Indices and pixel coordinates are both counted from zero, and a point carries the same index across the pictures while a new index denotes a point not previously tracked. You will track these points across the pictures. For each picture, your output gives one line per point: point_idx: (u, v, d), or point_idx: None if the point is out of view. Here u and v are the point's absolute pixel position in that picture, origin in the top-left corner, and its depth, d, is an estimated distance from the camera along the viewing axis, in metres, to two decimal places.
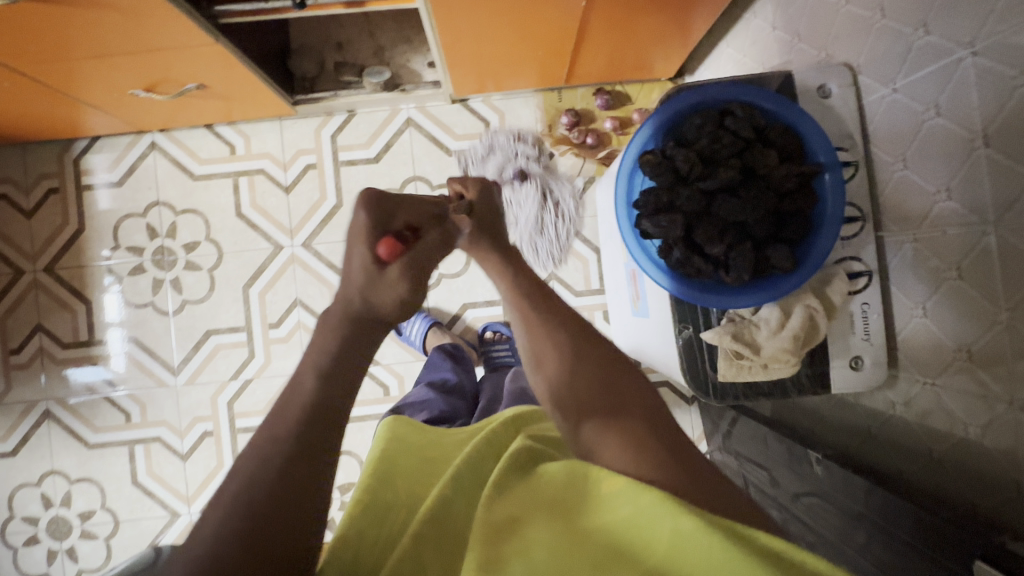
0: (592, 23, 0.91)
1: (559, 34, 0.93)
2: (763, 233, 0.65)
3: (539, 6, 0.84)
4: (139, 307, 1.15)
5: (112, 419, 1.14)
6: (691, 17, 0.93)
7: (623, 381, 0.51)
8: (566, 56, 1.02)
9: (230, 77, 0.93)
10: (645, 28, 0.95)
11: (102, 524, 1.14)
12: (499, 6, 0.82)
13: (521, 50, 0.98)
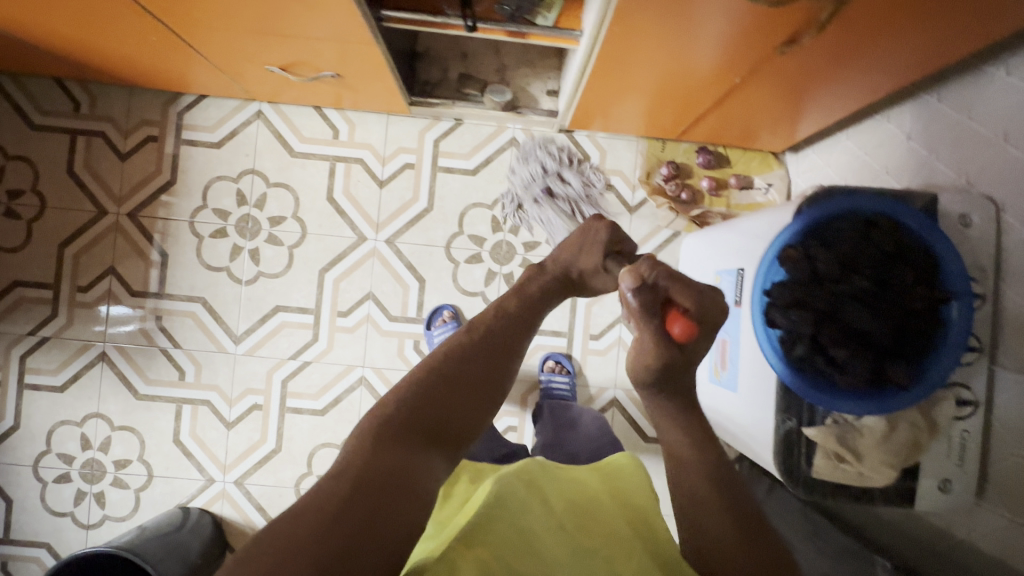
0: (734, 97, 0.92)
1: (695, 96, 0.94)
2: (887, 346, 0.66)
3: (693, 76, 0.85)
4: (212, 270, 1.15)
5: (165, 374, 1.15)
6: (824, 112, 0.95)
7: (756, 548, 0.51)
8: (691, 115, 1.04)
9: (369, 73, 0.94)
10: (778, 110, 0.96)
11: (135, 476, 1.15)
12: (656, 68, 0.84)
13: (651, 103, 1.00)
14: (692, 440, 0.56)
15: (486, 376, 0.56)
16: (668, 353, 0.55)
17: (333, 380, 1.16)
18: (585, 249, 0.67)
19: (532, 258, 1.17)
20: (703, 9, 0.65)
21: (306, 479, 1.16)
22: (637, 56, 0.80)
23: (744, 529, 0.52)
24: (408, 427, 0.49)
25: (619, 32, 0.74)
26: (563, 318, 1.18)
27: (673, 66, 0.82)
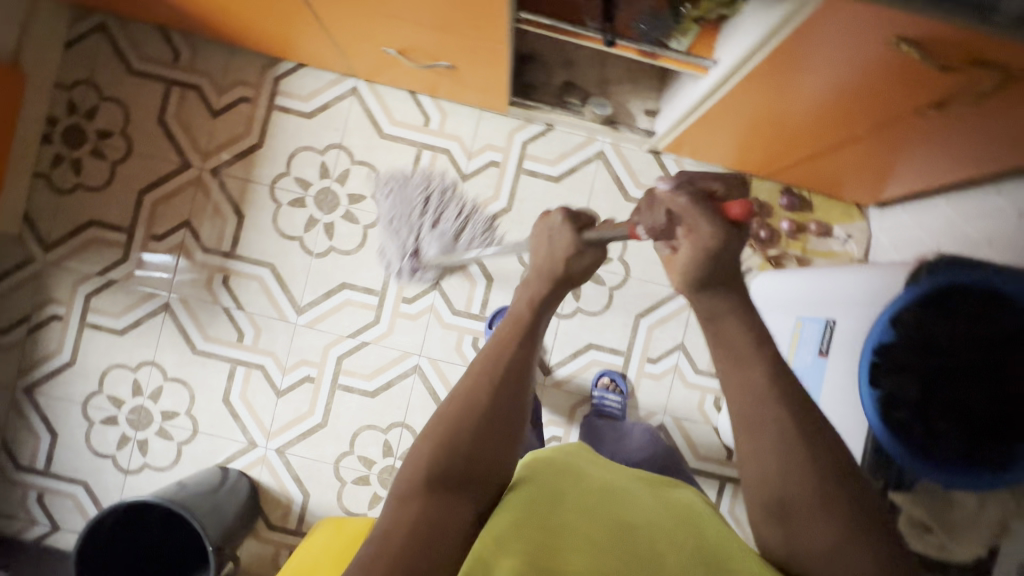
0: (836, 152, 0.95)
1: (793, 145, 0.97)
2: (989, 426, 0.63)
3: (797, 128, 0.89)
4: (285, 239, 1.16)
5: (224, 334, 1.16)
6: (933, 175, 0.92)
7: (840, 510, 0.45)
8: (791, 164, 1.07)
9: (484, 70, 0.94)
10: (878, 169, 0.97)
11: (180, 428, 1.16)
12: (758, 118, 0.88)
13: (750, 145, 1.02)
14: (784, 396, 0.48)
15: (502, 407, 0.53)
16: (727, 237, 0.46)
17: (388, 365, 1.16)
18: (554, 236, 0.62)
19: (602, 272, 1.18)
20: (806, 70, 0.70)
21: (346, 458, 1.17)
22: (769, 95, 0.79)
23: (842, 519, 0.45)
24: (430, 480, 0.49)
25: (763, 69, 0.73)
26: (623, 337, 1.18)
27: (800, 110, 0.81)
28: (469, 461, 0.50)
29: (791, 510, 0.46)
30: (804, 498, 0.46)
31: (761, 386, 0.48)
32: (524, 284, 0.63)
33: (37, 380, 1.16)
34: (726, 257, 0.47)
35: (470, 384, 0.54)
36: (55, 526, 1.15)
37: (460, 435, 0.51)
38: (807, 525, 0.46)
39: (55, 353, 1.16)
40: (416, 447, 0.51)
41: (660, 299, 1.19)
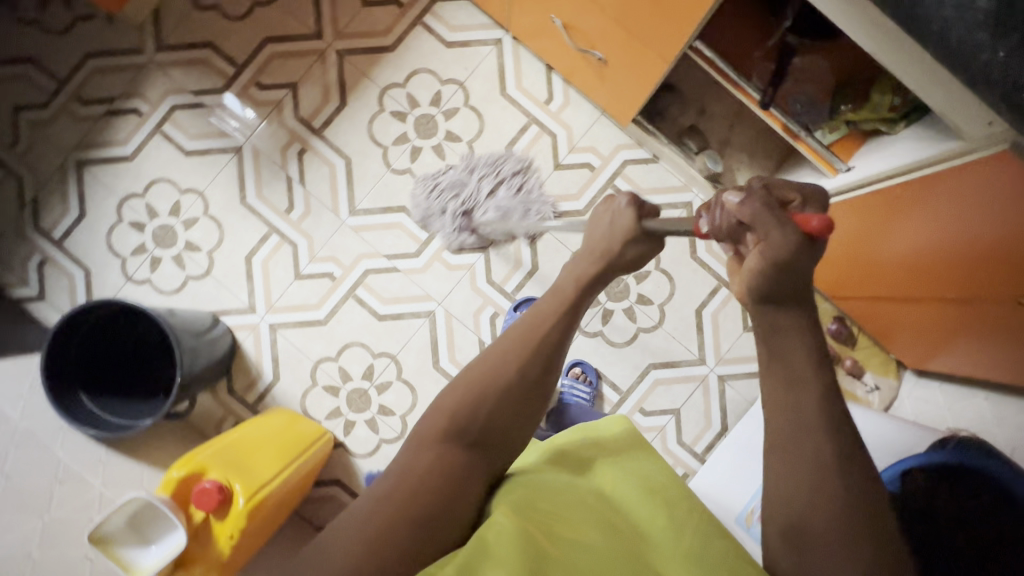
0: (900, 307, 0.96)
1: (865, 283, 0.98)
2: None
3: (879, 269, 0.90)
4: (372, 143, 1.18)
5: (276, 199, 1.18)
6: (980, 364, 0.93)
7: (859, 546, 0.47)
8: (856, 300, 1.07)
9: (633, 76, 0.94)
10: (931, 339, 0.97)
11: (194, 264, 1.17)
12: (850, 242, 0.90)
13: (828, 264, 1.03)
14: (822, 418, 0.50)
15: (523, 381, 0.58)
16: (803, 244, 0.49)
17: (406, 298, 1.17)
18: (615, 219, 0.70)
19: (638, 310, 1.19)
20: (911, 219, 0.73)
21: (327, 363, 1.17)
22: (883, 222, 0.78)
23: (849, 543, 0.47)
24: (451, 427, 0.55)
25: (895, 193, 0.73)
26: (628, 376, 1.19)
27: (893, 261, 0.84)
28: (490, 416, 0.56)
29: (805, 534, 0.49)
30: (813, 523, 0.49)
31: (806, 417, 0.51)
32: (561, 281, 0.66)
33: (92, 160, 1.18)
34: (799, 261, 0.50)
35: (498, 354, 0.59)
36: (41, 296, 1.16)
37: (484, 395, 0.56)
38: (816, 549, 0.48)
39: (120, 143, 1.18)
40: (444, 398, 0.58)
41: (678, 359, 1.19)
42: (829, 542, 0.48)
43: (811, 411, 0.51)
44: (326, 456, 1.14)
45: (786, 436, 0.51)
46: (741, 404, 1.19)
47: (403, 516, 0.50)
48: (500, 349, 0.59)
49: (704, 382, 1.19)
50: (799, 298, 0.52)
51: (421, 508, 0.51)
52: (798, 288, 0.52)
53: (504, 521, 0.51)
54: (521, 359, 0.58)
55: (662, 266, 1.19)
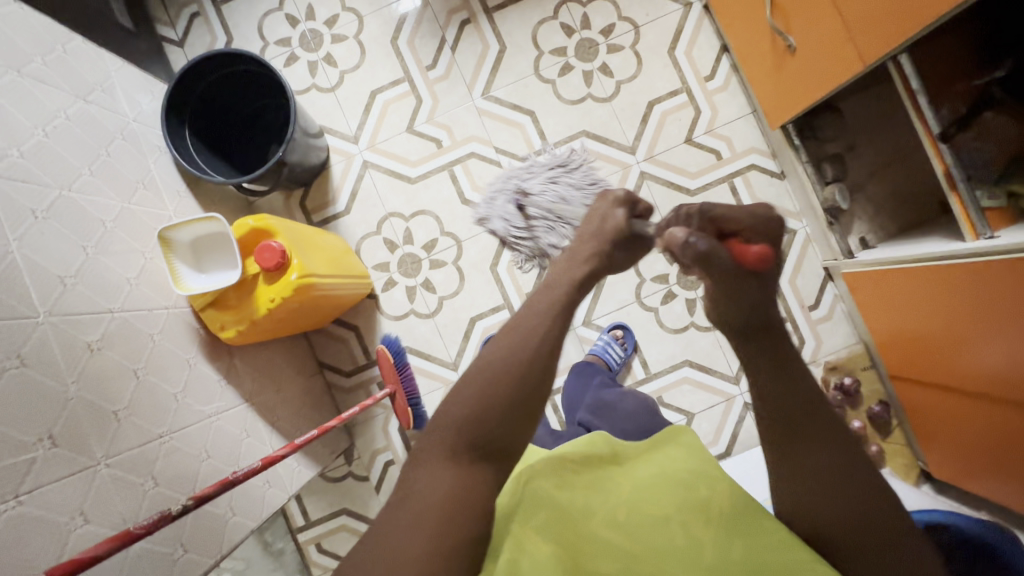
0: (948, 397, 0.96)
1: (928, 362, 0.97)
2: None
3: (953, 353, 0.89)
4: (532, 43, 1.19)
5: (422, 53, 1.19)
6: (985, 478, 0.96)
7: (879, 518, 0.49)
8: (906, 375, 1.06)
9: (814, 72, 0.92)
10: (955, 436, 0.99)
11: (324, 76, 1.19)
12: (940, 316, 0.89)
13: (898, 330, 1.02)
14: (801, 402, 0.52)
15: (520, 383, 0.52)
16: (748, 279, 0.51)
17: (496, 195, 1.19)
18: (606, 217, 0.65)
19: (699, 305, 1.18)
20: None
21: (396, 219, 1.19)
22: (1002, 297, 0.76)
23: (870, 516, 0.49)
24: (459, 444, 0.50)
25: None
26: (662, 361, 1.18)
27: (975, 350, 0.84)
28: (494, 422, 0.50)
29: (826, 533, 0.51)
30: (832, 514, 0.51)
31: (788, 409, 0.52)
32: (547, 286, 0.59)
33: None
34: (743, 292, 0.51)
35: (489, 362, 0.52)
36: (181, 43, 1.21)
37: (476, 404, 0.51)
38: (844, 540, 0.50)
39: None
40: (447, 412, 0.52)
41: (714, 368, 1.17)
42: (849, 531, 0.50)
43: (794, 403, 0.52)
44: (359, 297, 1.16)
45: (781, 438, 0.53)
46: (754, 436, 1.17)
47: (438, 548, 0.45)
48: (496, 347, 0.54)
49: (728, 401, 1.17)
50: (771, 331, 0.53)
51: (455, 534, 0.46)
52: (762, 312, 0.52)
53: (533, 548, 0.50)
54: (524, 356, 0.53)
55: None
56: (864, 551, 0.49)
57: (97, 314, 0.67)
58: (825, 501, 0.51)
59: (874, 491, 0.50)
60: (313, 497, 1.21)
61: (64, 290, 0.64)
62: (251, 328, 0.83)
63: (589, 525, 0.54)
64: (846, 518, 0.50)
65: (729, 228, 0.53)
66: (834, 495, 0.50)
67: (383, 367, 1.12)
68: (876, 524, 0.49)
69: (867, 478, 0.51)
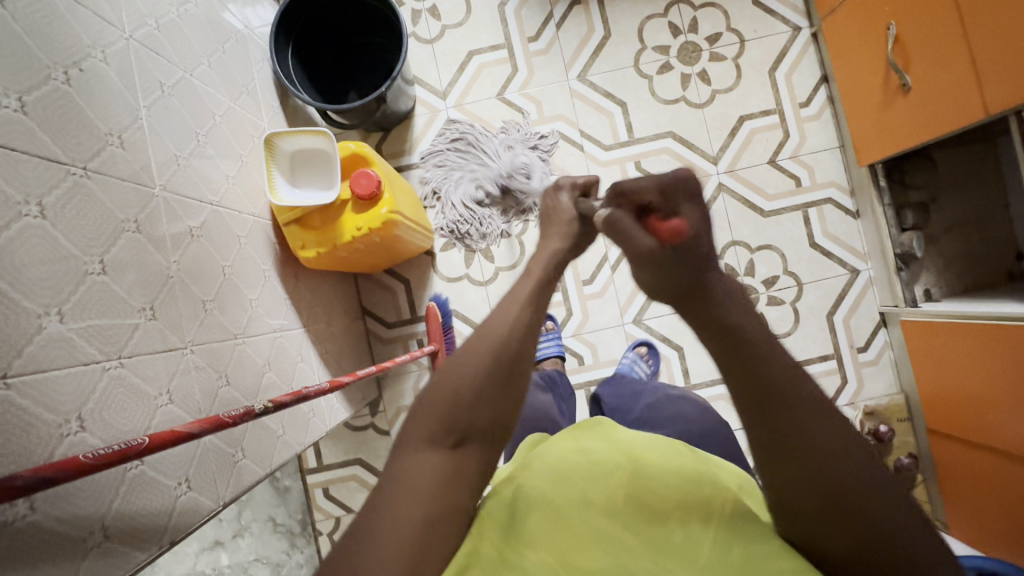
0: (984, 458, 0.98)
1: (970, 421, 0.99)
2: None
3: (1001, 414, 0.91)
4: (636, 36, 1.19)
5: (527, 23, 1.19)
6: (1007, 545, 0.96)
7: (860, 491, 0.37)
8: (944, 430, 1.07)
9: (925, 115, 0.93)
10: (982, 498, 1.00)
11: (426, 27, 1.19)
12: (998, 376, 0.90)
13: (946, 387, 1.03)
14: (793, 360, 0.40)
15: (473, 395, 0.46)
16: (659, 252, 0.38)
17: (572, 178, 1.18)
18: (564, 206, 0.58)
19: None
20: None
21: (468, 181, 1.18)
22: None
23: (855, 489, 0.37)
24: (432, 431, 0.45)
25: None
26: (705, 374, 1.17)
27: None
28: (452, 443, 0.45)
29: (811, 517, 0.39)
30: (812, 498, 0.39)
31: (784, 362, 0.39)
32: (517, 280, 0.53)
33: None
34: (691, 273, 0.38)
35: (456, 363, 0.47)
36: None
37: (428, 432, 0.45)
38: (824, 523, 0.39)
39: None
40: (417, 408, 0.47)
41: None
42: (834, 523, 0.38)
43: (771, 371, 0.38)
44: (417, 252, 1.15)
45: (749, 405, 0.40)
46: None
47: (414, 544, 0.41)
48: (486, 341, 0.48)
49: None
50: (706, 292, 0.39)
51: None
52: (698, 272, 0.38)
53: (521, 558, 0.43)
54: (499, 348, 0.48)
55: (797, 305, 1.18)
56: (839, 530, 0.38)
57: (199, 203, 0.66)
58: (800, 477, 0.39)
59: (865, 455, 0.38)
60: (330, 442, 1.20)
61: (178, 170, 0.63)
62: (330, 253, 0.82)
63: (584, 515, 0.46)
64: (824, 494, 0.38)
65: (642, 201, 0.39)
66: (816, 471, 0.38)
67: (430, 324, 1.11)
68: (853, 498, 0.37)
69: (846, 438, 0.38)
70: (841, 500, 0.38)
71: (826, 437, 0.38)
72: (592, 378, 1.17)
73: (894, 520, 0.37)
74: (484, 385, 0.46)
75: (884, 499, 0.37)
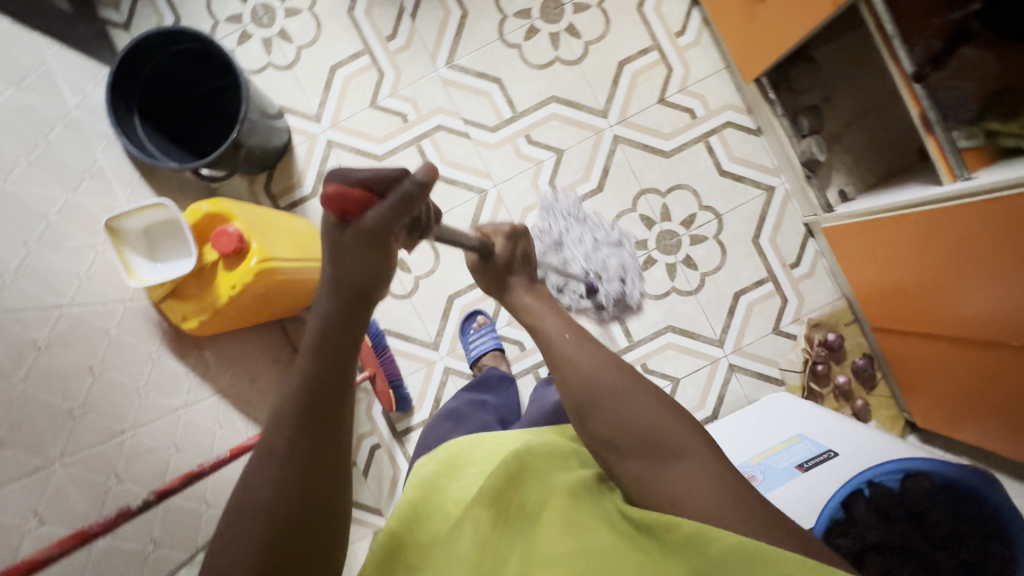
0: (929, 345, 0.97)
1: (912, 313, 0.97)
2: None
3: (938, 296, 0.89)
4: (494, 7, 1.14)
5: (381, 23, 1.14)
6: (967, 421, 0.98)
7: (669, 433, 0.53)
8: (888, 324, 1.06)
9: (785, 19, 0.89)
10: (935, 383, 1.00)
11: (281, 53, 1.14)
12: (930, 258, 0.87)
13: (881, 284, 1.01)
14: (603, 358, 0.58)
15: (301, 476, 0.42)
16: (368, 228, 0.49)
17: (467, 168, 1.15)
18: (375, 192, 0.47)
19: (679, 270, 1.16)
20: None
21: None
22: (1006, 245, 0.74)
23: (658, 424, 0.53)
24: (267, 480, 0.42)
25: (1016, 205, 0.71)
26: (645, 329, 1.16)
27: (979, 303, 0.82)
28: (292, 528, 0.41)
29: (650, 448, 0.52)
30: (640, 434, 0.53)
31: (590, 358, 0.58)
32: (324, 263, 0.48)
33: None
34: (512, 258, 0.69)
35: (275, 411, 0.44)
36: (126, 27, 1.14)
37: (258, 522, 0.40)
38: (657, 454, 0.52)
39: None
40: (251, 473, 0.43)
41: (698, 332, 1.16)
42: (660, 454, 0.52)
43: (596, 359, 0.58)
44: None
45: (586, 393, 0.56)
46: (740, 398, 1.16)
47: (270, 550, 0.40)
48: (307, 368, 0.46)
49: (713, 364, 1.16)
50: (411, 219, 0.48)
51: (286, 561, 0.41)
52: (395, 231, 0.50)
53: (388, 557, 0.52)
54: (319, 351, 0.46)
55: (721, 237, 1.16)
56: (669, 471, 0.51)
57: (44, 310, 0.64)
58: (627, 420, 0.54)
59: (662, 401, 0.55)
60: None
61: (5, 286, 0.61)
62: (214, 318, 0.80)
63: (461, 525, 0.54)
64: (600, 379, 0.56)
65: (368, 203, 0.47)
66: (633, 420, 0.54)
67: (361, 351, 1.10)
68: (664, 438, 0.53)
69: (645, 402, 0.55)
70: (607, 383, 0.56)
71: (633, 387, 0.56)
72: (535, 362, 1.17)
73: (662, 411, 0.54)
74: (302, 455, 0.43)
75: (686, 430, 0.54)
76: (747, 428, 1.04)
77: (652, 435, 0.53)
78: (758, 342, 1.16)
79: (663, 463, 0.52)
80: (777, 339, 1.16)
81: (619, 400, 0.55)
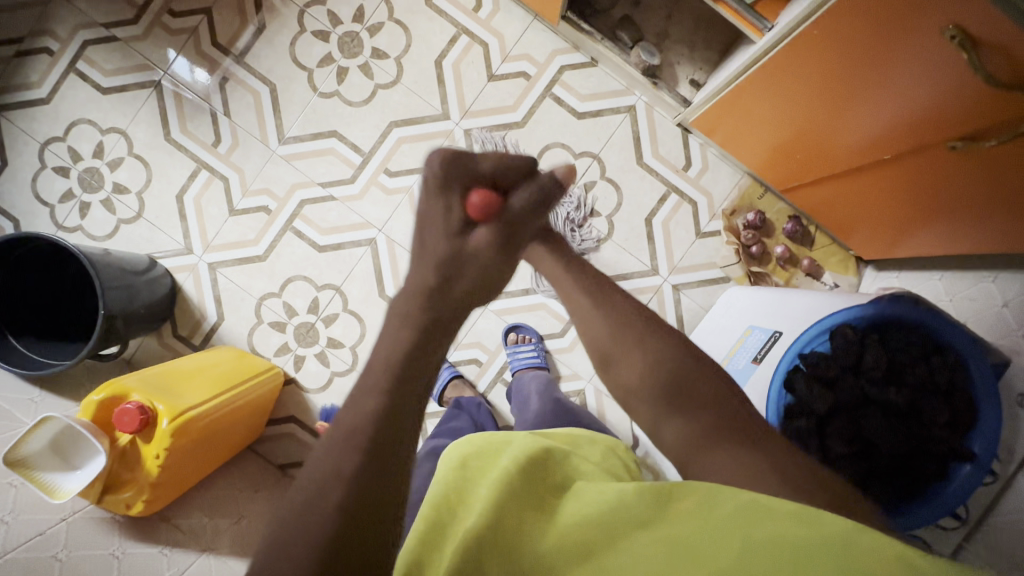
0: (833, 184, 0.95)
1: (804, 162, 0.95)
2: (872, 432, 0.63)
3: (813, 136, 0.86)
4: (296, 66, 1.12)
5: (201, 133, 1.13)
6: (906, 239, 0.96)
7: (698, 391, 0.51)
8: (793, 181, 1.03)
9: None
10: (860, 216, 0.99)
11: (125, 206, 1.13)
12: (788, 108, 0.85)
13: (767, 148, 0.99)
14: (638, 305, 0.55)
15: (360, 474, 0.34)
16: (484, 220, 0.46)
17: (347, 227, 1.13)
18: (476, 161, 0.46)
19: (585, 223, 1.15)
20: (878, 64, 0.67)
21: (271, 299, 1.14)
22: (834, 69, 0.73)
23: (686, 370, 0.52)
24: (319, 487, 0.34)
25: (813, 35, 0.71)
26: None
27: (847, 129, 0.80)
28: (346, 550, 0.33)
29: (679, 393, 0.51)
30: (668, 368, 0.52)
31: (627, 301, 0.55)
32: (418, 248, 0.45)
33: (8, 104, 1.13)
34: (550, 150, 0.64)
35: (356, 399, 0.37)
36: None
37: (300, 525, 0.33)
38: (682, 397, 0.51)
39: (35, 86, 1.13)
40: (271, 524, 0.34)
41: (630, 271, 1.15)
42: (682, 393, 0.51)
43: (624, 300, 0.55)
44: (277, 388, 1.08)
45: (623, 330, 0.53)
46: (697, 312, 1.15)
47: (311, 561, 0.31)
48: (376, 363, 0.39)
49: (658, 293, 1.15)
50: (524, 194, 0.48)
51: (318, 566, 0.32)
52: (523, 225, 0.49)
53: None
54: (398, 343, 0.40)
55: (608, 174, 1.15)
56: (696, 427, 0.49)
57: None
58: (658, 364, 0.52)
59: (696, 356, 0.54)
60: None
61: None
62: (156, 491, 0.80)
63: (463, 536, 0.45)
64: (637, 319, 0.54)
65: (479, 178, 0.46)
66: (672, 364, 0.52)
67: None
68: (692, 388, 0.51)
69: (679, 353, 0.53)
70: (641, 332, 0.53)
71: (671, 339, 0.54)
72: (497, 371, 1.16)
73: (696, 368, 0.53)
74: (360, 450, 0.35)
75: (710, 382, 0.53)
76: (710, 337, 1.03)
77: (679, 387, 0.51)
78: (690, 253, 1.15)
79: (680, 414, 0.51)
80: (705, 241, 1.15)
81: (644, 346, 0.53)
